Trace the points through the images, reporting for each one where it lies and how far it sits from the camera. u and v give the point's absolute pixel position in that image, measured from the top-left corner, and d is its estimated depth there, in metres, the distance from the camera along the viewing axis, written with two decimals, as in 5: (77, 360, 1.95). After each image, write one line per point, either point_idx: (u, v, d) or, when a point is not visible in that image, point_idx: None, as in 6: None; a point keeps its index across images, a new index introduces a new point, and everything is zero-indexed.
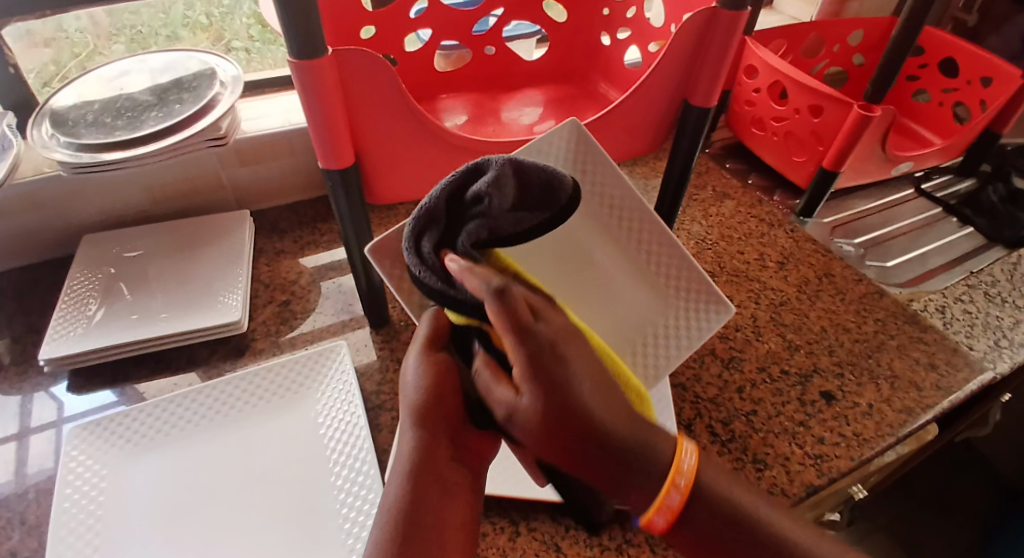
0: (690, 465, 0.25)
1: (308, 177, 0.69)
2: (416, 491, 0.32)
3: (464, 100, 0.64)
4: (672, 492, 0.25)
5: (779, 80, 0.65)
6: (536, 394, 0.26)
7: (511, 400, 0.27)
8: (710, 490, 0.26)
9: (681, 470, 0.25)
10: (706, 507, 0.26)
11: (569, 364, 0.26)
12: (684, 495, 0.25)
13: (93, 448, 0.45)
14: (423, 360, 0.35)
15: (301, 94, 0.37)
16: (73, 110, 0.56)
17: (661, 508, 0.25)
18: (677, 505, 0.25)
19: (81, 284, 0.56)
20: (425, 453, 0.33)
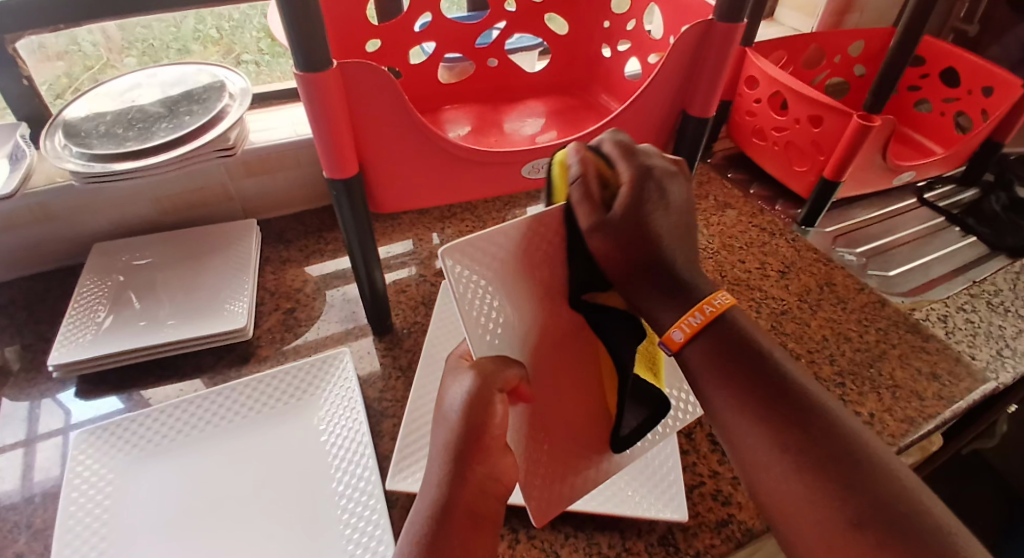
0: (721, 303, 0.33)
1: (314, 188, 0.70)
2: (442, 525, 0.30)
3: (467, 111, 0.65)
4: (697, 313, 0.33)
5: (778, 90, 0.66)
6: (626, 201, 0.33)
7: (596, 217, 0.34)
8: (736, 324, 0.33)
9: (715, 298, 0.33)
10: (725, 333, 0.32)
11: (664, 200, 0.35)
12: (706, 319, 0.32)
13: (100, 453, 0.45)
14: (472, 396, 0.32)
15: (307, 106, 0.37)
16: (85, 122, 0.58)
17: (685, 322, 0.32)
18: (699, 324, 0.32)
19: (90, 292, 0.57)
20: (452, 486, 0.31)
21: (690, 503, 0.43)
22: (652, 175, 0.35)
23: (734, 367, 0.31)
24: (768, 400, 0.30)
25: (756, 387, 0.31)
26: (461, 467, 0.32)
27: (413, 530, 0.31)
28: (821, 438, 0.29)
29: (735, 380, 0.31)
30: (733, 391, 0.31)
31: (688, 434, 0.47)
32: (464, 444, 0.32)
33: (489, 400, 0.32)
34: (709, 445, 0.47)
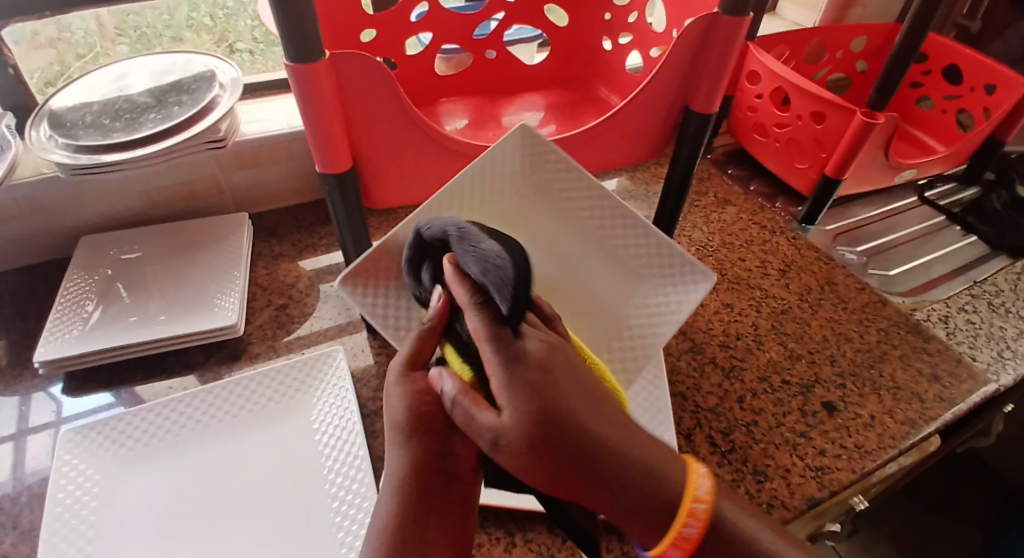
0: (705, 491, 0.25)
1: (307, 181, 0.69)
2: (400, 515, 0.28)
3: (464, 104, 0.64)
4: (687, 522, 0.24)
5: (781, 85, 0.64)
6: (513, 402, 0.26)
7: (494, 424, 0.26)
8: (726, 523, 0.25)
9: (699, 491, 0.24)
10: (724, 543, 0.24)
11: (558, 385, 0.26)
12: (699, 524, 0.24)
13: (86, 452, 0.44)
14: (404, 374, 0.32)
15: (298, 98, 0.36)
16: (72, 112, 0.56)
17: (680, 539, 0.24)
18: (693, 535, 0.24)
19: (78, 286, 0.56)
20: (415, 468, 0.29)
21: None
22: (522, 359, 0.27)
23: None
24: None
25: None
26: (421, 448, 0.30)
27: (375, 525, 0.29)
28: None
29: None
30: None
31: (688, 435, 0.46)
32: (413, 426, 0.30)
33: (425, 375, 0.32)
34: (709, 447, 0.46)
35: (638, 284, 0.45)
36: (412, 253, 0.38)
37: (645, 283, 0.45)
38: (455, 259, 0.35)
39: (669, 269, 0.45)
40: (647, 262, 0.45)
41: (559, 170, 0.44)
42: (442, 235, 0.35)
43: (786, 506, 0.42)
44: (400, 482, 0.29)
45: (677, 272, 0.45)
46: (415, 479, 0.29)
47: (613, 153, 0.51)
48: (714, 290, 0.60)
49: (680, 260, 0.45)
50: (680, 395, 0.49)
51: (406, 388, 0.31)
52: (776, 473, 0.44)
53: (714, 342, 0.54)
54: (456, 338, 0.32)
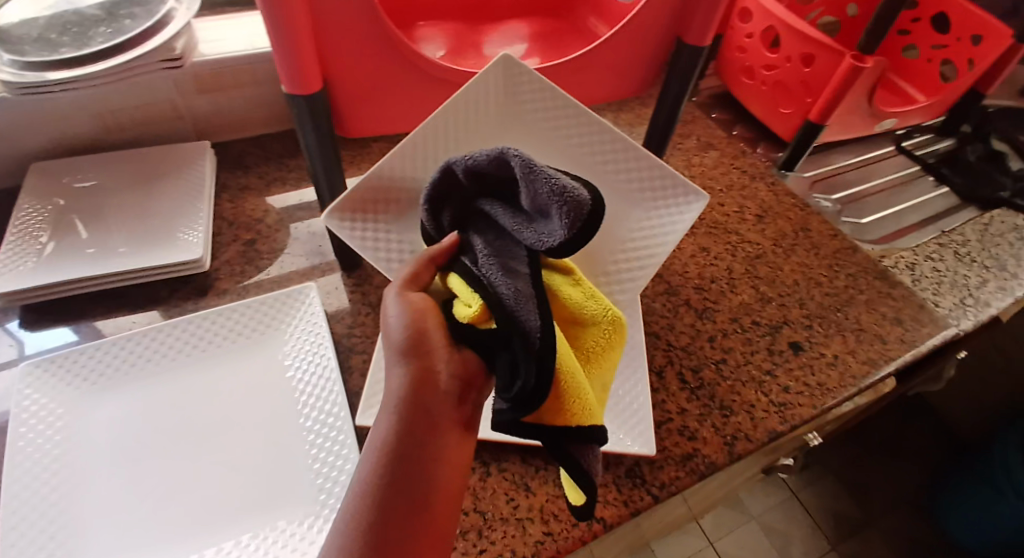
0: None
1: (275, 110, 0.65)
2: (401, 430, 0.28)
3: (441, 30, 0.60)
4: None
5: (772, 24, 0.63)
6: None
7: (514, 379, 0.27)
8: None
9: None
10: None
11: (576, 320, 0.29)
12: None
13: (47, 386, 0.43)
14: (400, 299, 0.32)
15: (262, 10, 0.33)
16: (13, 25, 0.51)
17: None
18: None
19: (29, 217, 0.53)
20: (413, 386, 0.29)
21: (657, 438, 0.43)
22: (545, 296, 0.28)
23: None
24: None
25: None
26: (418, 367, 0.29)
27: (373, 441, 0.28)
28: None
29: None
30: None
31: (659, 372, 0.47)
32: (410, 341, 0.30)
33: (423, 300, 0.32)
34: (679, 383, 0.47)
35: (631, 208, 0.44)
36: (433, 191, 0.34)
37: (638, 206, 0.44)
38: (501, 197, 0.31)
39: (664, 197, 0.43)
40: (637, 184, 0.43)
41: (537, 96, 0.41)
42: (491, 167, 0.30)
43: (749, 438, 0.44)
44: (399, 397, 0.29)
45: (674, 198, 0.43)
46: (412, 396, 0.29)
47: (601, 87, 0.49)
48: (693, 233, 0.60)
49: (671, 183, 0.43)
50: (654, 334, 0.50)
51: (404, 307, 0.31)
52: (741, 407, 0.46)
53: (689, 285, 0.55)
54: (490, 283, 0.29)
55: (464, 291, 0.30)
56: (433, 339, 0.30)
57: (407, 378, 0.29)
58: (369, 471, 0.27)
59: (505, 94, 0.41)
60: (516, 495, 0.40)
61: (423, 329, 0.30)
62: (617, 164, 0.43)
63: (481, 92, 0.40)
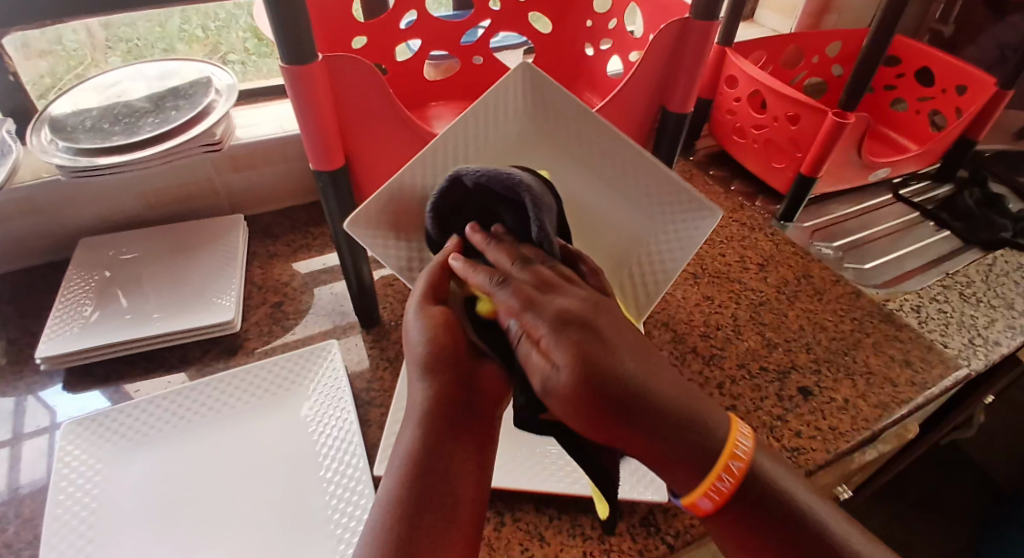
0: (745, 450, 0.28)
1: (301, 183, 0.71)
2: (425, 445, 0.30)
3: (453, 108, 0.67)
4: (722, 476, 0.27)
5: (758, 89, 0.67)
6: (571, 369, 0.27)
7: (545, 370, 0.28)
8: (764, 480, 0.28)
9: (738, 449, 0.28)
10: (758, 496, 0.28)
11: (609, 345, 0.28)
12: (734, 483, 0.28)
13: (87, 442, 0.45)
14: (420, 313, 0.33)
15: (293, 101, 0.38)
16: (71, 116, 0.58)
17: (712, 489, 0.27)
18: (727, 491, 0.28)
19: (77, 286, 0.58)
20: (436, 400, 0.31)
21: None
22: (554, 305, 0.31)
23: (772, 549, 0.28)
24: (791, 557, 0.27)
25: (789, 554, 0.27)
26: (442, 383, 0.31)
27: (401, 457, 0.30)
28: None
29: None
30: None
31: None
32: (431, 355, 0.32)
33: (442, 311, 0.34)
34: None
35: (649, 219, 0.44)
36: (440, 200, 0.37)
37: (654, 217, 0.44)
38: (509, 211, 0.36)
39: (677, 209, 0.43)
40: (656, 197, 0.43)
41: (559, 110, 0.42)
42: (498, 186, 0.35)
43: None
44: (423, 411, 0.31)
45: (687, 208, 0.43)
46: (437, 410, 0.31)
47: None
48: (696, 283, 0.62)
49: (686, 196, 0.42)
50: None
51: (426, 321, 0.33)
52: None
53: (695, 333, 0.56)
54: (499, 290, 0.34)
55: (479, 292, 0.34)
56: (456, 351, 0.32)
57: (431, 392, 0.31)
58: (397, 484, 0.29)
59: (526, 105, 0.42)
60: (530, 545, 0.40)
61: (443, 343, 0.32)
62: (635, 178, 0.43)
63: (503, 104, 0.41)
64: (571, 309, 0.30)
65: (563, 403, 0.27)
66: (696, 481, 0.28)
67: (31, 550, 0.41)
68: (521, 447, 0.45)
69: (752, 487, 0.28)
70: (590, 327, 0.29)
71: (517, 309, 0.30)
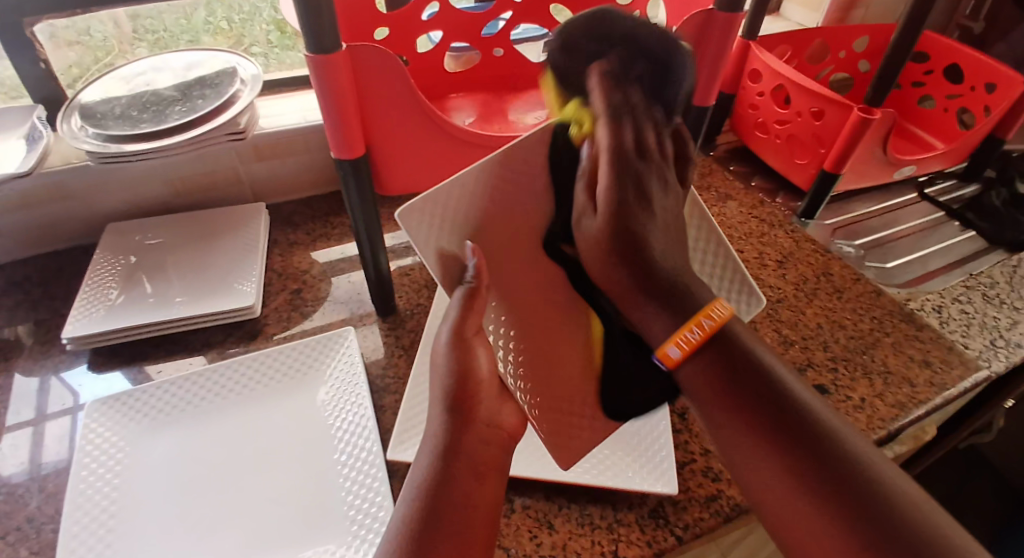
0: (718, 316, 0.35)
1: (322, 173, 0.72)
2: (440, 472, 0.33)
3: (472, 100, 0.67)
4: (695, 328, 0.35)
5: (782, 83, 0.66)
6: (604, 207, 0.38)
7: (586, 209, 0.39)
8: (735, 339, 0.35)
9: (711, 312, 0.35)
10: (725, 352, 0.34)
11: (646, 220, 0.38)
12: (704, 333, 0.35)
13: (112, 421, 0.47)
14: (452, 338, 0.37)
15: (316, 90, 0.39)
16: (101, 104, 0.59)
17: (682, 337, 0.35)
18: (695, 341, 0.35)
19: (103, 270, 0.59)
20: (454, 430, 0.35)
21: (680, 479, 0.44)
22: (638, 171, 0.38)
23: (735, 394, 0.33)
24: (785, 438, 0.31)
25: (765, 419, 0.32)
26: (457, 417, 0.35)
27: (413, 486, 0.33)
28: (831, 462, 0.30)
29: (748, 415, 0.32)
30: (731, 418, 0.33)
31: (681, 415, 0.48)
32: (458, 386, 0.36)
33: (470, 342, 0.38)
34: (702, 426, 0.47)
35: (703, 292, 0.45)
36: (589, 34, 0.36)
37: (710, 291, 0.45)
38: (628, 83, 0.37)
39: (735, 289, 0.45)
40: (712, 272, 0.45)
41: None
42: (658, 47, 0.37)
43: None
44: (439, 442, 0.34)
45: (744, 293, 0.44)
46: (452, 441, 0.34)
47: None
48: None
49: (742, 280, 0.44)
50: None
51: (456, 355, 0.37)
52: None
53: None
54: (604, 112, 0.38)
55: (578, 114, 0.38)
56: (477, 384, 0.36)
57: (447, 426, 0.35)
58: (410, 506, 0.32)
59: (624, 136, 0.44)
60: (540, 533, 0.41)
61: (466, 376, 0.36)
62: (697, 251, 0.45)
63: None
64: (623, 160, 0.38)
65: (585, 239, 0.39)
66: (675, 326, 0.35)
67: (53, 525, 0.43)
68: (533, 437, 0.45)
69: (725, 345, 0.35)
70: (641, 182, 0.38)
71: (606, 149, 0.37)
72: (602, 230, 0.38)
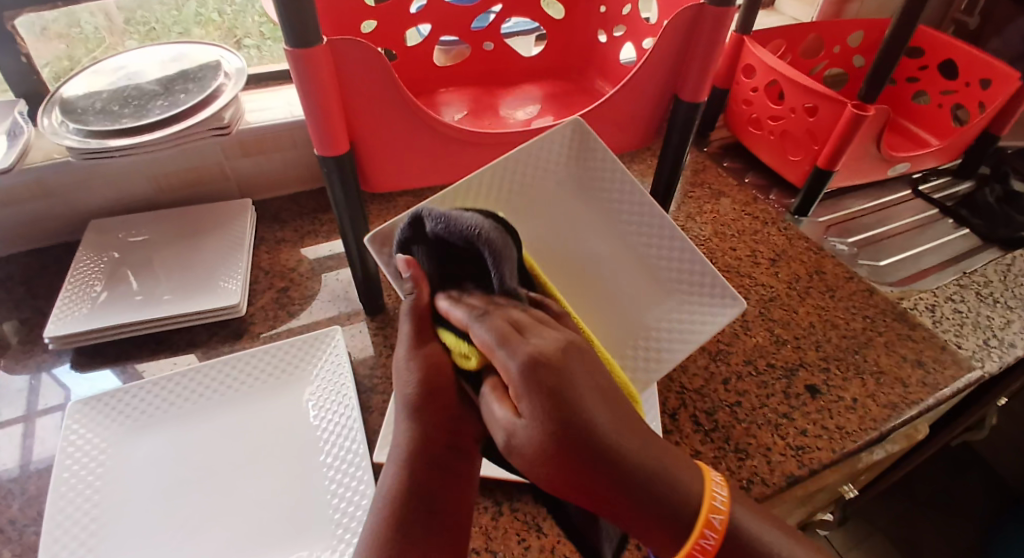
0: (720, 505, 0.28)
1: (310, 169, 0.71)
2: (409, 482, 0.32)
3: (462, 94, 0.66)
4: (707, 532, 0.26)
5: (776, 79, 0.65)
6: (533, 414, 0.26)
7: (510, 422, 0.28)
8: (739, 530, 0.28)
9: (716, 501, 0.27)
10: (733, 551, 0.27)
11: (583, 406, 0.26)
12: (717, 538, 0.27)
13: (93, 422, 0.46)
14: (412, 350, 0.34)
15: (297, 85, 0.38)
16: (82, 99, 0.58)
17: (696, 548, 0.26)
18: (711, 549, 0.27)
19: (86, 267, 0.58)
20: (420, 446, 0.33)
21: None
22: (543, 357, 0.27)
23: None
24: None
25: None
26: (426, 427, 0.33)
27: (383, 489, 0.32)
28: None
29: None
30: None
31: (672, 414, 0.48)
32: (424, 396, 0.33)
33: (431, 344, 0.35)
34: (692, 425, 0.47)
35: (667, 298, 0.48)
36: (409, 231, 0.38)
37: (674, 298, 0.48)
38: (469, 278, 0.35)
39: (701, 293, 0.47)
40: (679, 277, 0.48)
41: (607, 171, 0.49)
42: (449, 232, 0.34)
43: (765, 482, 0.43)
44: (404, 458, 0.33)
45: (710, 295, 0.47)
46: (418, 454, 0.32)
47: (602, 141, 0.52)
48: None
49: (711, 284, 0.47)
50: (668, 378, 0.51)
51: (418, 364, 0.34)
52: (757, 451, 0.45)
53: None
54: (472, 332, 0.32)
55: (459, 344, 0.33)
56: (444, 393, 0.33)
57: (416, 434, 0.33)
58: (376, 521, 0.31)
59: (569, 153, 0.49)
60: (528, 536, 0.40)
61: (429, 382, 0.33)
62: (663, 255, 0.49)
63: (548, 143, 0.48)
64: (543, 352, 0.28)
65: (529, 462, 0.27)
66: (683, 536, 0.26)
67: (35, 527, 0.42)
68: None
69: (728, 543, 0.28)
70: (555, 372, 0.27)
71: (491, 343, 0.29)
72: (541, 456, 0.26)
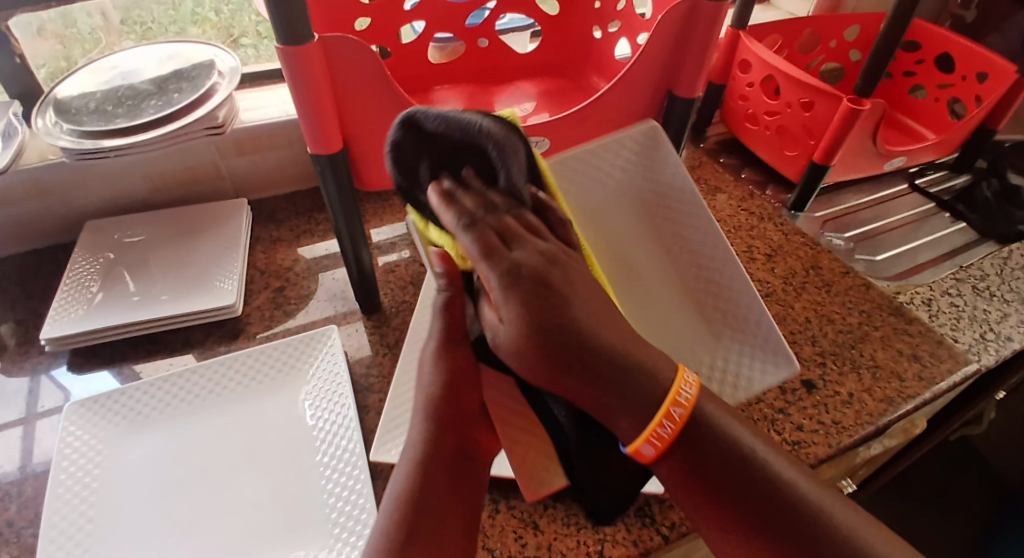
0: (685, 398, 0.31)
1: (305, 168, 0.71)
2: (419, 480, 0.33)
3: (457, 92, 0.65)
4: (664, 422, 0.31)
5: (771, 74, 0.65)
6: (513, 316, 0.31)
7: (495, 324, 0.33)
8: (710, 429, 0.31)
9: (679, 396, 0.31)
10: (699, 443, 0.31)
11: (568, 302, 0.31)
12: (676, 427, 0.31)
13: (90, 424, 0.46)
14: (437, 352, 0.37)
15: (288, 81, 0.38)
16: (76, 99, 0.58)
17: (653, 434, 0.30)
18: (668, 436, 0.31)
19: (81, 269, 0.58)
20: (431, 447, 0.35)
21: None
22: (535, 273, 0.32)
23: (723, 495, 0.30)
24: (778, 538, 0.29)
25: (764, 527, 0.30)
26: (442, 429, 0.35)
27: (391, 496, 0.33)
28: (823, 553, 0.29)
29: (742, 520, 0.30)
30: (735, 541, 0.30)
31: None
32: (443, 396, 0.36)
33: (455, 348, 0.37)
34: None
35: (720, 335, 0.51)
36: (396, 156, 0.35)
37: (727, 337, 0.51)
38: (468, 173, 0.35)
39: (760, 351, 0.49)
40: (726, 316, 0.52)
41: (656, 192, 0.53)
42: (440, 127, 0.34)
43: None
44: (415, 458, 0.34)
45: (772, 357, 0.48)
46: (427, 454, 0.34)
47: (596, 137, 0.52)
48: None
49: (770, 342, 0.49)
50: None
51: (443, 362, 0.37)
52: None
53: None
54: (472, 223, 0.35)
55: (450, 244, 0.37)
56: (464, 391, 0.37)
57: (427, 434, 0.35)
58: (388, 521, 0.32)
59: (632, 167, 0.52)
60: (524, 534, 0.40)
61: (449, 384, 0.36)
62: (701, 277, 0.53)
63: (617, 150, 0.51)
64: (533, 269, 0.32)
65: (511, 355, 0.32)
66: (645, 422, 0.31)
67: (32, 528, 0.42)
68: None
69: (696, 433, 0.31)
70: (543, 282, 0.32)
71: (476, 255, 0.32)
72: (526, 354, 0.31)
